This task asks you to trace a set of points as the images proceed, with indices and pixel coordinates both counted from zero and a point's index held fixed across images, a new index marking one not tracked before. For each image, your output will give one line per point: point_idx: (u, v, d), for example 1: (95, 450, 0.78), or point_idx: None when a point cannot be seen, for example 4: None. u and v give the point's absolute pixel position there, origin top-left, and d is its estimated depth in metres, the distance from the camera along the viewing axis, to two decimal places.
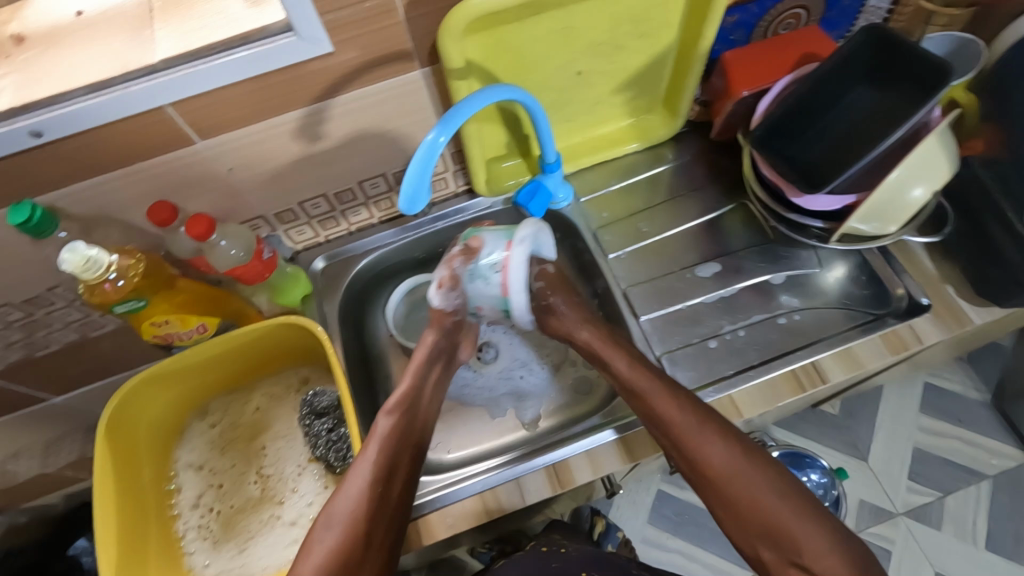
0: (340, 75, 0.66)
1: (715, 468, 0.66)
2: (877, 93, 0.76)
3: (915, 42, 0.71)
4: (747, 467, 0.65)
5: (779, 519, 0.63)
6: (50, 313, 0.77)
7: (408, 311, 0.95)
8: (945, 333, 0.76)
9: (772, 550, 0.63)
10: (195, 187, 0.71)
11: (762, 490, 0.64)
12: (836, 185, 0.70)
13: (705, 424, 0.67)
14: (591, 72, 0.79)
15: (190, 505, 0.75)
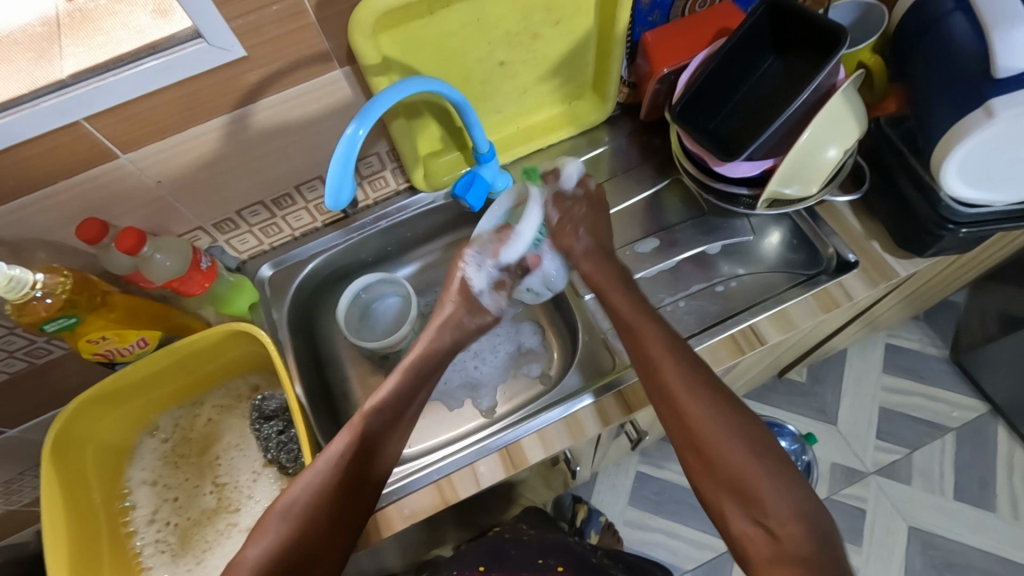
0: (259, 80, 0.66)
1: (687, 410, 0.64)
2: (782, 64, 0.79)
3: (811, 9, 0.72)
4: (716, 408, 0.64)
5: (748, 464, 0.61)
6: None
7: (361, 315, 0.95)
8: (873, 287, 0.79)
9: (735, 499, 0.60)
10: (125, 202, 0.72)
11: (732, 438, 0.63)
12: (752, 151, 0.73)
13: (669, 355, 0.68)
14: (513, 61, 0.81)
15: (145, 522, 0.75)
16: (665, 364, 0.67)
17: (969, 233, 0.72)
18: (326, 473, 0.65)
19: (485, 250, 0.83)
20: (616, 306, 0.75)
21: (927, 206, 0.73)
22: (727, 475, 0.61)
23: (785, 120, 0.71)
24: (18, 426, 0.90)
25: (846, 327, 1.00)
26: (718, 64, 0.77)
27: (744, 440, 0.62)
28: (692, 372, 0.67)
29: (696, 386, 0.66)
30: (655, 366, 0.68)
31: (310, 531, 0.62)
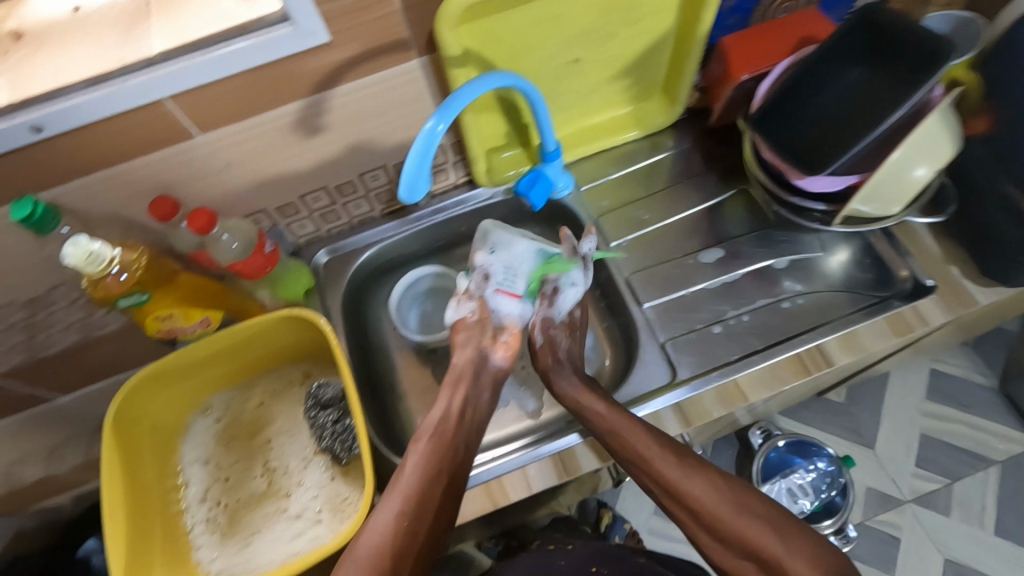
0: (336, 66, 0.66)
1: (688, 498, 0.67)
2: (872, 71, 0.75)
3: (911, 21, 0.70)
4: (706, 482, 0.67)
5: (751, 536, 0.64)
6: (53, 312, 0.77)
7: (409, 305, 0.94)
8: (950, 314, 0.75)
9: (753, 566, 0.64)
10: (194, 183, 0.72)
11: (726, 501, 0.66)
12: (838, 165, 0.70)
13: (636, 426, 0.69)
14: (587, 59, 0.79)
15: (197, 501, 0.76)
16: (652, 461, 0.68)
17: None
18: (398, 504, 0.65)
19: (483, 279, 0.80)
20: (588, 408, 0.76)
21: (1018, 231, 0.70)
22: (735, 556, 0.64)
23: (876, 135, 0.68)
24: (69, 394, 0.92)
25: (901, 351, 0.96)
26: (803, 69, 0.75)
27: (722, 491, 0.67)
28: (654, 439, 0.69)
29: (670, 453, 0.68)
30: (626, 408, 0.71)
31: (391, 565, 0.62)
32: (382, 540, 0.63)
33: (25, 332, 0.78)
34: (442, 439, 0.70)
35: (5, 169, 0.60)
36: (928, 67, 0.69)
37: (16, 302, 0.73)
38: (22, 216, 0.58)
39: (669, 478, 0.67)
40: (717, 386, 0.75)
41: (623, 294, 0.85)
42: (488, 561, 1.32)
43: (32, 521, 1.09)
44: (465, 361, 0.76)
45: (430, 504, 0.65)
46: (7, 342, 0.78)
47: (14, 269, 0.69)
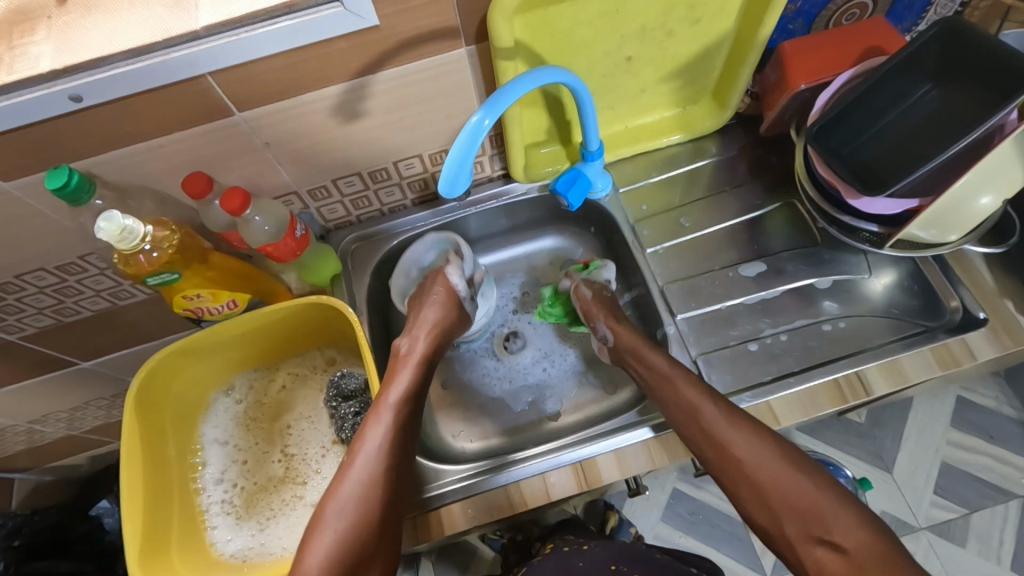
0: (384, 50, 0.63)
1: (728, 454, 0.66)
2: (937, 94, 0.72)
3: (993, 37, 0.65)
4: (757, 444, 0.65)
5: (785, 488, 0.63)
6: (81, 280, 0.76)
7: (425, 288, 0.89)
8: (1001, 351, 0.72)
9: (796, 524, 0.62)
10: (230, 161, 0.70)
11: (763, 455, 0.65)
12: (896, 190, 0.66)
13: (643, 346, 0.76)
14: (640, 58, 0.76)
15: (214, 481, 0.75)
16: (705, 413, 0.67)
17: None
18: (357, 490, 0.65)
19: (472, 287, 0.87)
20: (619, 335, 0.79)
21: None
22: (768, 503, 0.63)
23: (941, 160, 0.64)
24: (91, 359, 0.92)
25: None
26: (867, 84, 0.71)
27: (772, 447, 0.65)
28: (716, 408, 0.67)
29: (674, 371, 0.71)
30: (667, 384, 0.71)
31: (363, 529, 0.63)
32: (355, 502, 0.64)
33: (54, 297, 0.77)
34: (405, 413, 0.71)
35: (44, 135, 0.59)
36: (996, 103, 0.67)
37: (46, 267, 0.73)
38: (58, 186, 0.57)
39: (710, 424, 0.66)
40: (751, 406, 0.73)
41: (656, 303, 0.83)
42: (491, 552, 1.32)
43: (49, 478, 1.10)
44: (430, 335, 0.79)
45: (389, 487, 0.65)
46: (35, 306, 0.78)
47: (46, 235, 0.68)
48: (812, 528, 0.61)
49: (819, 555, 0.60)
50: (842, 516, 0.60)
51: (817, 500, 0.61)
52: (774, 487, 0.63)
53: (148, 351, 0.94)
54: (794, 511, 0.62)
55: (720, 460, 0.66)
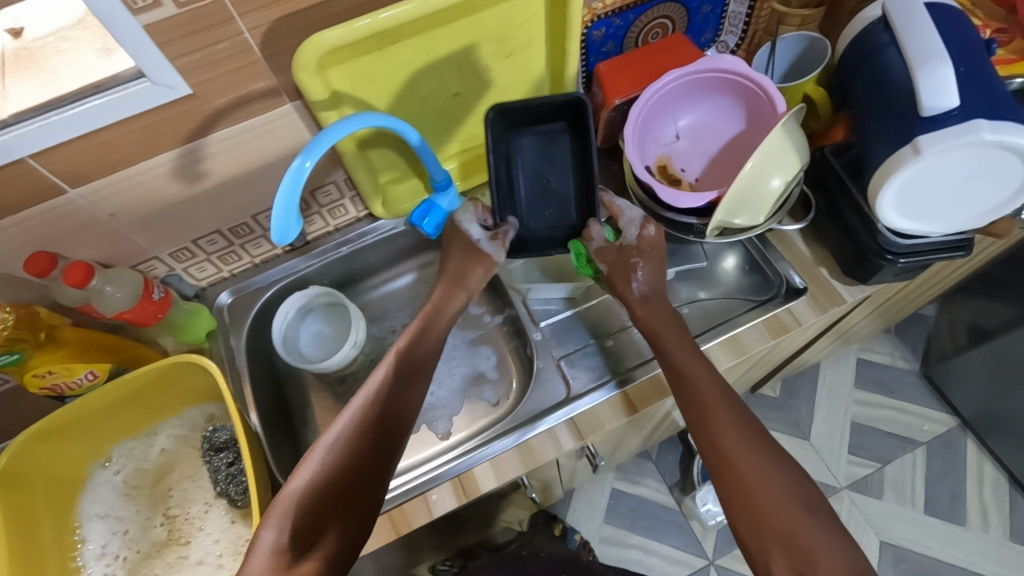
0: (208, 114, 0.67)
1: (722, 443, 0.65)
2: (526, 137, 0.83)
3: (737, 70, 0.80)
4: (756, 457, 0.64)
5: (779, 513, 0.60)
6: None
7: (300, 322, 0.94)
8: (822, 313, 0.80)
9: (775, 545, 0.59)
10: (77, 236, 0.72)
11: (767, 473, 0.63)
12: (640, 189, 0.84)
13: (674, 330, 0.74)
14: (467, 93, 0.82)
15: (97, 557, 0.74)
16: (719, 414, 0.67)
17: (906, 263, 0.73)
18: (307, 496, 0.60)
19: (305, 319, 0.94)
20: (648, 318, 0.76)
21: (868, 234, 0.74)
22: (754, 519, 0.61)
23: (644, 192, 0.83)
24: None
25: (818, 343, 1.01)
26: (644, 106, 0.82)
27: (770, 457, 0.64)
28: (722, 400, 0.68)
29: (707, 371, 0.71)
30: (687, 368, 0.71)
31: (305, 519, 0.59)
32: (299, 494, 0.60)
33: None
34: (389, 431, 0.66)
35: None
36: (591, 125, 0.78)
37: None
38: None
39: (718, 419, 0.67)
40: (609, 397, 0.78)
41: (521, 316, 0.88)
42: None
43: None
44: (404, 343, 0.75)
45: (343, 494, 0.61)
46: None
47: None
48: (799, 561, 0.57)
49: None
50: (829, 546, 0.58)
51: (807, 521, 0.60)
52: (773, 515, 0.61)
53: None
54: (781, 537, 0.59)
55: (716, 456, 0.65)
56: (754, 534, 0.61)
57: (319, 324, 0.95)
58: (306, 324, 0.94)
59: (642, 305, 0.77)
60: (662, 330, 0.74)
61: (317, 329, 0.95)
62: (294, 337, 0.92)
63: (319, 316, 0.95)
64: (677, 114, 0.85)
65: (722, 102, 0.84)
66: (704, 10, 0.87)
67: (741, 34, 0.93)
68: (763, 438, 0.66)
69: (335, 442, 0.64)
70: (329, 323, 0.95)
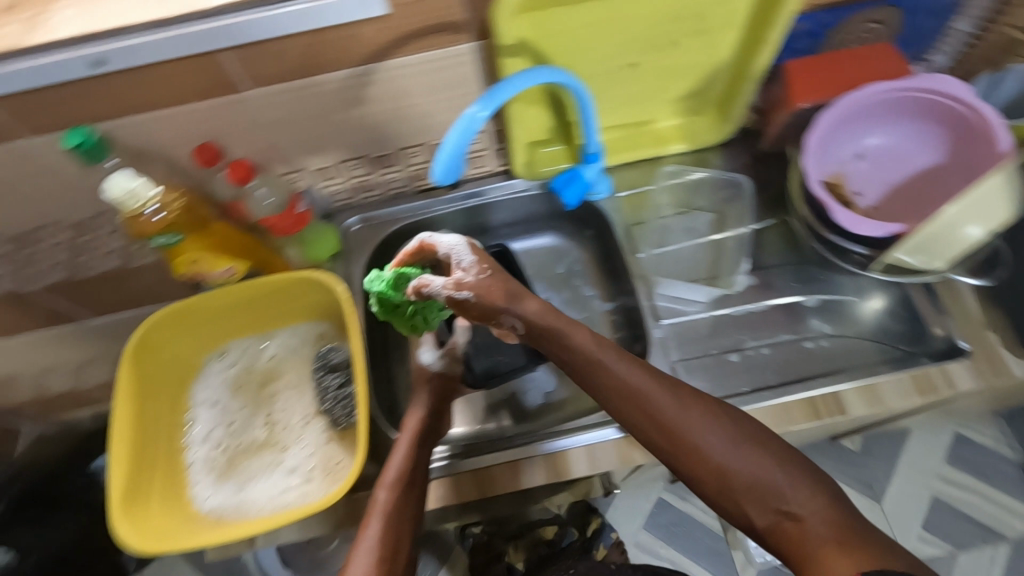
0: (391, 39, 0.65)
1: (660, 415, 0.58)
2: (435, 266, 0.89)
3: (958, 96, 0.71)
4: (720, 433, 0.57)
5: (743, 471, 0.55)
6: (97, 219, 0.82)
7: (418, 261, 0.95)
8: (981, 384, 0.71)
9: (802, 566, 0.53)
10: (239, 134, 0.73)
11: (737, 456, 0.56)
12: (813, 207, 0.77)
13: (604, 351, 0.60)
14: (645, 65, 0.77)
15: (202, 436, 0.78)
16: (656, 397, 0.58)
17: None
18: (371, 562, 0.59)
19: None
20: (577, 345, 0.61)
21: None
22: (789, 536, 0.54)
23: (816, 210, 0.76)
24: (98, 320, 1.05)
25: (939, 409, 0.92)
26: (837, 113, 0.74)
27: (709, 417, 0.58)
28: (703, 409, 0.58)
29: (653, 378, 0.60)
30: (598, 370, 0.60)
31: None
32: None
33: (68, 235, 0.84)
34: (411, 489, 0.65)
35: (64, 98, 0.62)
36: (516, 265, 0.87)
37: (77, 214, 0.81)
38: (75, 144, 0.61)
39: (659, 407, 0.58)
40: None
41: (641, 310, 0.82)
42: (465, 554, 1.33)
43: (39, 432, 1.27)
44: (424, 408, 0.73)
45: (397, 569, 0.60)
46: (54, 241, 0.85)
47: (66, 180, 0.74)
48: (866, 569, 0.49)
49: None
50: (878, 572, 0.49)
51: (842, 527, 0.53)
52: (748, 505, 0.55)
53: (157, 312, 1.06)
54: (808, 555, 0.52)
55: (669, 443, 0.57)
56: (778, 533, 0.54)
57: None
58: None
59: (556, 348, 0.62)
60: (596, 362, 0.60)
61: None
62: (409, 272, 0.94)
63: None
64: (865, 130, 0.77)
65: (921, 127, 0.76)
66: (926, 22, 0.77)
67: (954, 56, 0.82)
68: (763, 440, 0.57)
69: (381, 526, 0.62)
70: None
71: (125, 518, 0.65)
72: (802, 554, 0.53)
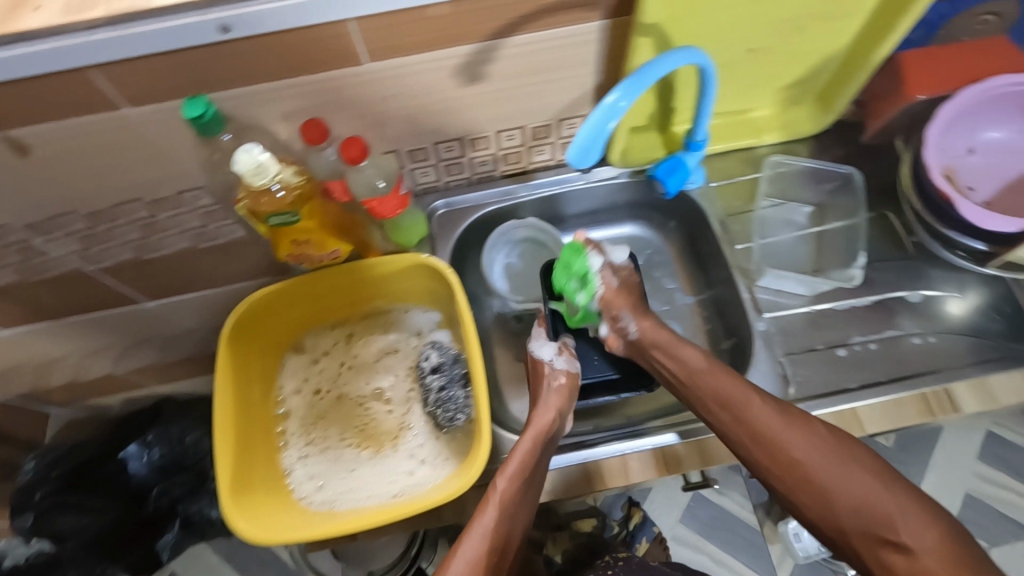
0: (521, 14, 0.63)
1: (790, 449, 0.58)
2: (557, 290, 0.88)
3: None
4: (815, 442, 0.58)
5: (813, 457, 0.57)
6: (182, 195, 0.79)
7: (505, 248, 0.92)
8: None
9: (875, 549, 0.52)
10: (345, 109, 0.71)
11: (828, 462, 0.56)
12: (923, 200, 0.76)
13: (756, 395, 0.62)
14: (764, 51, 0.75)
15: (298, 425, 0.76)
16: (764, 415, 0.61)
17: None
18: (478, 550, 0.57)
19: (508, 247, 0.92)
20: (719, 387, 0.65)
21: None
22: (807, 493, 0.57)
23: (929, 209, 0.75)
24: (154, 299, 1.04)
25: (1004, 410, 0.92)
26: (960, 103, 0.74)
27: (868, 477, 0.54)
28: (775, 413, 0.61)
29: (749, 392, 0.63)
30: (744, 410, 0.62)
31: None
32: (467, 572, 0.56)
33: (148, 211, 0.81)
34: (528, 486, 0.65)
35: (186, 62, 0.60)
36: None
37: (165, 190, 0.78)
38: (195, 115, 0.58)
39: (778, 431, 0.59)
40: (836, 410, 0.73)
41: (744, 305, 0.81)
42: None
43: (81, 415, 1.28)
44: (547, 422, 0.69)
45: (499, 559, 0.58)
46: (132, 217, 0.82)
47: (163, 156, 0.71)
48: (877, 529, 0.52)
49: (889, 561, 0.51)
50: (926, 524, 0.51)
51: (864, 496, 0.53)
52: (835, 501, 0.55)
53: (214, 293, 1.04)
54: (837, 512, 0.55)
55: (773, 461, 0.59)
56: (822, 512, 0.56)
57: (513, 256, 0.92)
58: (505, 251, 0.92)
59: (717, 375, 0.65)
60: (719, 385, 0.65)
61: (511, 259, 0.92)
62: (496, 258, 0.91)
63: (518, 250, 0.93)
64: (982, 125, 0.75)
65: None
66: None
67: None
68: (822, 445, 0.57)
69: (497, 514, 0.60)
70: (518, 264, 0.92)
71: (240, 510, 0.62)
72: (804, 496, 0.57)
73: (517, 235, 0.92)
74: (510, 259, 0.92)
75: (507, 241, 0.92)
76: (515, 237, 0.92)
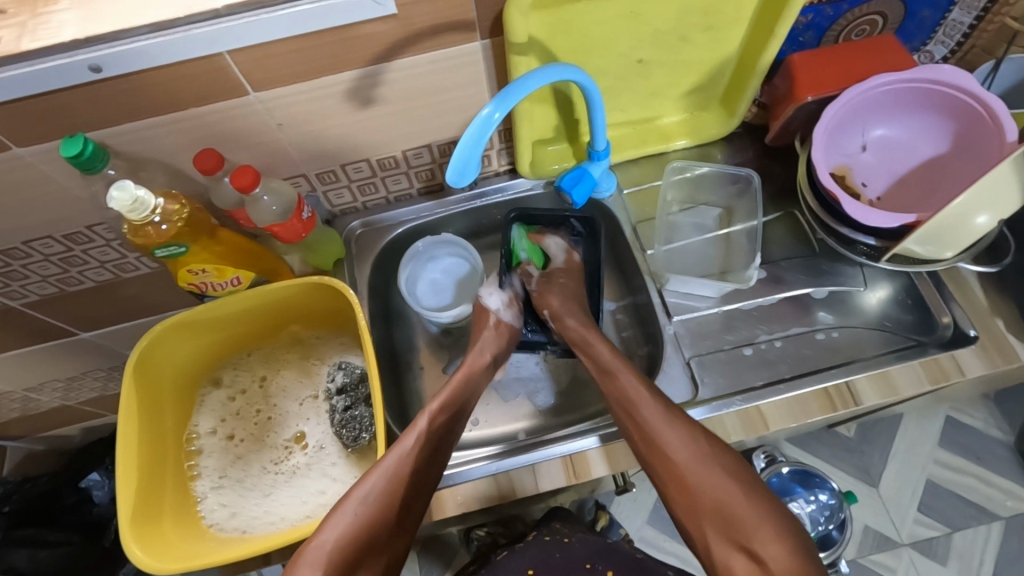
0: (399, 38, 0.64)
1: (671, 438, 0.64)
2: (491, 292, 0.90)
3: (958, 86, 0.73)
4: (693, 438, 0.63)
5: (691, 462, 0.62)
6: (94, 229, 0.80)
7: (427, 263, 0.92)
8: (990, 369, 0.73)
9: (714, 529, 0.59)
10: (240, 138, 0.72)
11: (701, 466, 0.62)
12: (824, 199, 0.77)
13: (640, 384, 0.69)
14: (652, 61, 0.77)
15: (208, 455, 0.77)
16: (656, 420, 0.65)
17: None
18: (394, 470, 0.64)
19: (431, 263, 0.92)
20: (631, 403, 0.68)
21: None
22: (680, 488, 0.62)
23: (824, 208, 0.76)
24: (90, 331, 1.02)
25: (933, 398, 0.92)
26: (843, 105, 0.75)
27: (735, 487, 0.60)
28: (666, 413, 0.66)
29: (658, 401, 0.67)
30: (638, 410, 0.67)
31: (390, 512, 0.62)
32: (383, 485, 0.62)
33: (63, 246, 0.82)
34: (450, 419, 0.71)
35: (67, 104, 0.61)
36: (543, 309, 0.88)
37: (76, 224, 0.78)
38: (73, 153, 0.59)
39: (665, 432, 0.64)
40: (740, 408, 0.74)
41: (654, 306, 0.84)
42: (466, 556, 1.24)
43: (41, 447, 1.26)
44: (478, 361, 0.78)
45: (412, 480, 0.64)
46: (48, 252, 0.82)
47: (65, 193, 0.72)
48: (732, 533, 0.58)
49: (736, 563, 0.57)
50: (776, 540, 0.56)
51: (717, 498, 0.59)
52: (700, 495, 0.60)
53: (149, 322, 1.04)
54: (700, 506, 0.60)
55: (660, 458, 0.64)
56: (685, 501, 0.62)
57: (435, 272, 0.92)
58: (428, 267, 0.92)
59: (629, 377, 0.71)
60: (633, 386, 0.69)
61: (433, 275, 0.92)
62: (419, 274, 0.92)
63: (441, 265, 0.92)
64: (871, 122, 0.78)
65: (926, 118, 0.77)
66: (925, 13, 0.77)
67: (952, 47, 0.83)
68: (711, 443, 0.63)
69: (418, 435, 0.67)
70: (441, 278, 0.92)
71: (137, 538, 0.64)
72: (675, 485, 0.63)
73: (436, 250, 0.92)
74: (433, 274, 0.92)
75: (429, 257, 0.92)
76: (435, 252, 0.92)
